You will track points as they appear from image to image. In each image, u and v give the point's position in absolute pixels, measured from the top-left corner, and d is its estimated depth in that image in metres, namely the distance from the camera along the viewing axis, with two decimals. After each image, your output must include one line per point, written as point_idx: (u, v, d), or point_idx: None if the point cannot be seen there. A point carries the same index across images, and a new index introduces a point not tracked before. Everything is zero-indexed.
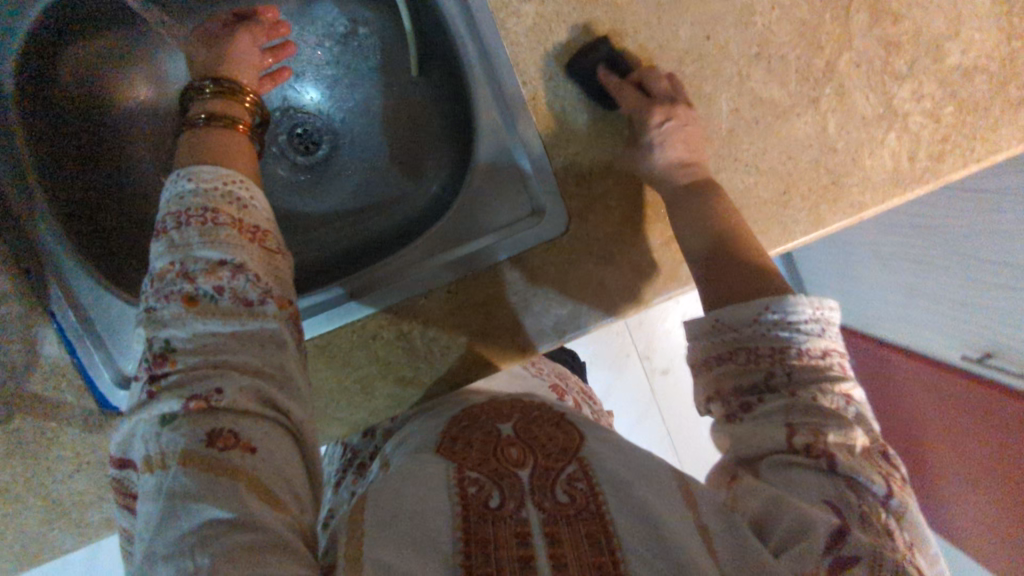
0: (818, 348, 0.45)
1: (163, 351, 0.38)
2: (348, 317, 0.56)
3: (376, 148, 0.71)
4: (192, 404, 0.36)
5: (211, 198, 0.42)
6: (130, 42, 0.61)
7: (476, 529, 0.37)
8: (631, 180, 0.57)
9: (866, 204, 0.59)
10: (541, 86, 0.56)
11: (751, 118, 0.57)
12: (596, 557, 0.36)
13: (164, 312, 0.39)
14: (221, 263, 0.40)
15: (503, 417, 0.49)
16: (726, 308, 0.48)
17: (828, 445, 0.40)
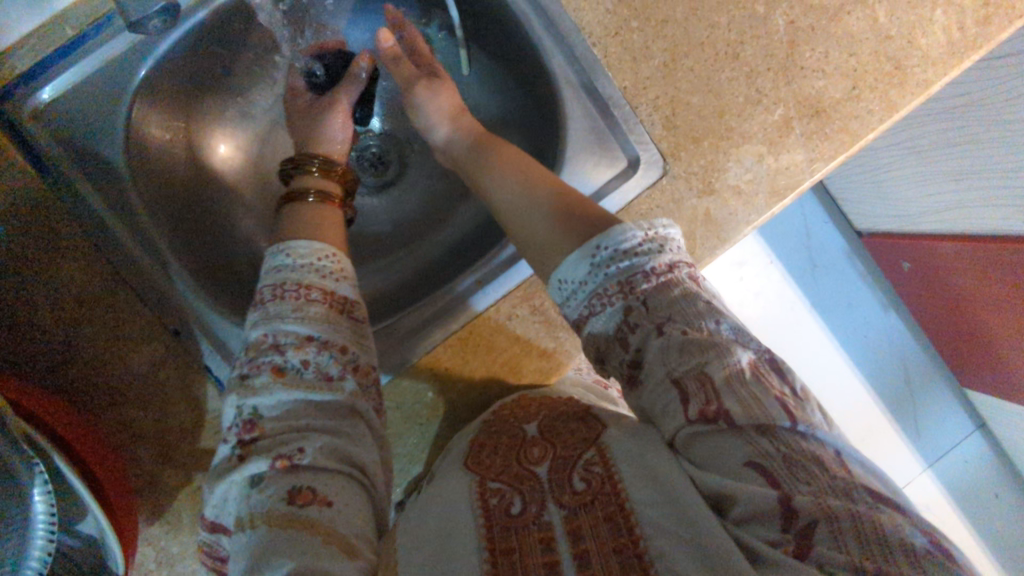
0: (665, 263, 0.45)
1: (251, 418, 0.42)
2: (480, 308, 0.58)
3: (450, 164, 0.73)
4: (278, 463, 0.39)
5: (302, 274, 0.47)
6: (216, 96, 0.63)
7: (501, 540, 0.40)
8: (712, 108, 0.59)
9: (932, 81, 0.62)
10: (610, 41, 0.58)
11: (807, 25, 0.60)
12: (617, 541, 0.39)
13: (257, 381, 0.43)
14: (308, 339, 0.44)
15: (530, 416, 0.52)
16: (566, 267, 0.47)
17: (720, 396, 0.38)
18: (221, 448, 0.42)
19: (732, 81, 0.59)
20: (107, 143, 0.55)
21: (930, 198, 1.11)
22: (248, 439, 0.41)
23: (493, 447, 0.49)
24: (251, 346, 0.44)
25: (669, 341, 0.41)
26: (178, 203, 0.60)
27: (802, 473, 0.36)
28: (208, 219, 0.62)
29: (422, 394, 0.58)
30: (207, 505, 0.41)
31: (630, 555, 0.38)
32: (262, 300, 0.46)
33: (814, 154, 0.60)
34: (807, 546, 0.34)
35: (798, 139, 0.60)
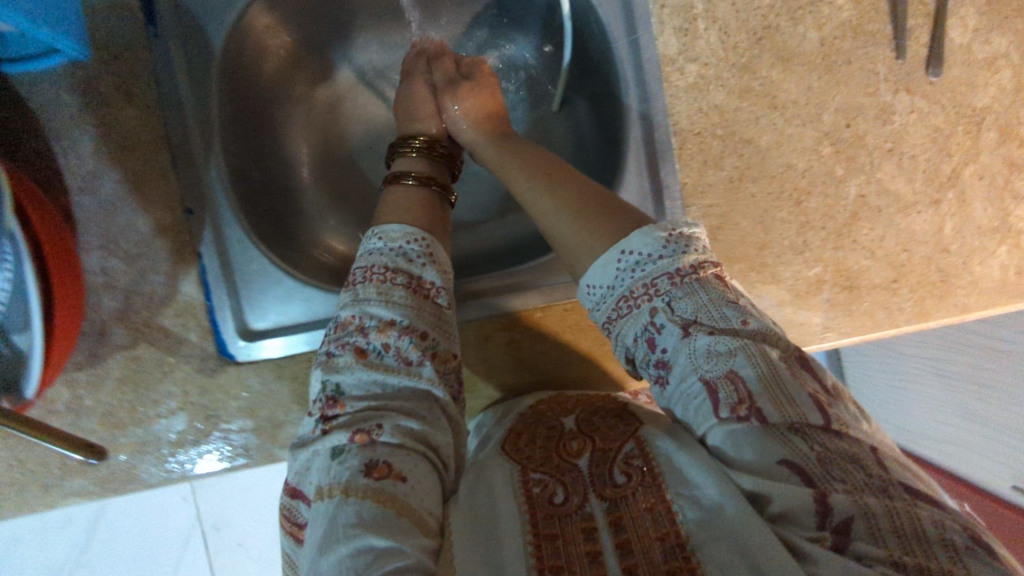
0: (689, 265, 0.45)
1: (334, 395, 0.46)
2: (465, 317, 0.61)
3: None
4: (357, 438, 0.43)
5: (392, 258, 0.50)
6: (324, 32, 0.67)
7: (545, 525, 0.42)
8: (755, 240, 0.60)
9: (969, 307, 0.62)
10: (690, 137, 0.59)
11: (874, 206, 0.61)
12: (659, 531, 0.39)
13: (342, 359, 0.47)
14: (390, 324, 0.48)
15: (568, 411, 0.54)
16: (592, 270, 0.49)
17: (755, 400, 0.40)
18: (306, 421, 0.47)
19: (783, 223, 0.60)
20: (214, 25, 0.58)
21: (935, 426, 1.08)
22: (331, 415, 0.45)
23: (530, 437, 0.51)
24: (340, 324, 0.49)
25: (694, 346, 0.43)
26: (250, 104, 0.63)
27: (837, 469, 0.37)
28: (267, 132, 0.65)
29: None
30: (294, 463, 0.46)
31: (672, 545, 0.38)
32: (354, 281, 0.50)
33: (831, 323, 0.61)
34: (845, 542, 0.35)
35: (823, 303, 0.61)
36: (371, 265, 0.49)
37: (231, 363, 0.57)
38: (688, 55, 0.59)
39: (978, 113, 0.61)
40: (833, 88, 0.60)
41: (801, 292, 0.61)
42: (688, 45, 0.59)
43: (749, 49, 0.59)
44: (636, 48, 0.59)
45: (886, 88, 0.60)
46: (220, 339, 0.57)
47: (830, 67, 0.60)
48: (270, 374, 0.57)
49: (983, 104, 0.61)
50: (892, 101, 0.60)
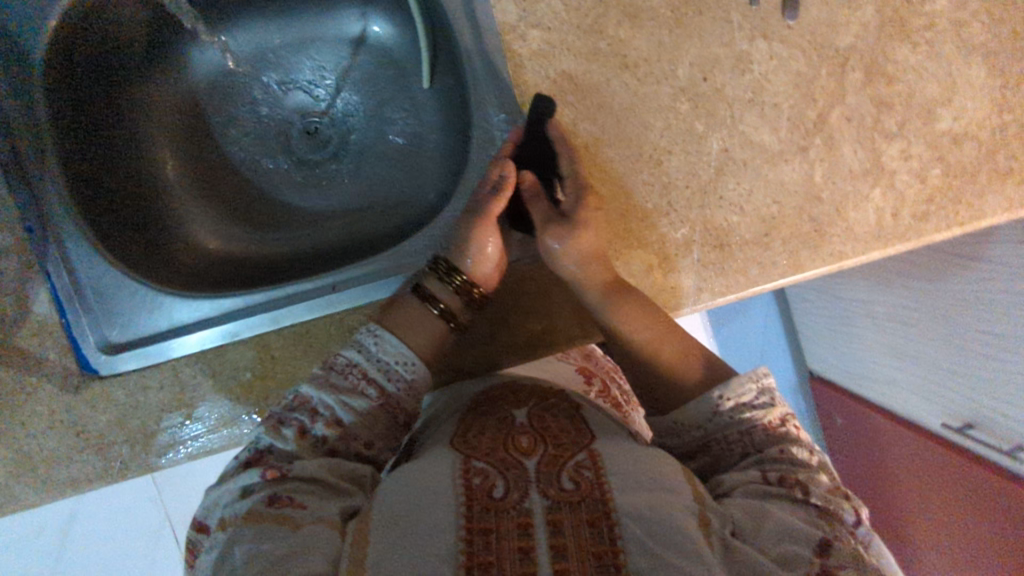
0: (776, 418, 0.49)
1: (262, 452, 0.46)
2: (329, 309, 0.58)
3: (374, 168, 0.70)
4: (268, 473, 0.43)
5: (373, 367, 0.50)
6: (167, 33, 0.66)
7: (479, 519, 0.38)
8: (618, 205, 0.59)
9: (846, 255, 0.61)
10: (539, 106, 0.57)
11: (739, 159, 0.59)
12: (597, 547, 0.37)
13: (283, 434, 0.46)
14: (338, 421, 0.47)
15: (522, 404, 0.52)
16: (682, 412, 0.50)
17: (799, 481, 0.44)
18: (231, 460, 0.47)
19: (646, 185, 0.59)
20: (31, 41, 0.56)
21: (876, 366, 1.09)
22: (252, 461, 0.45)
23: (479, 430, 0.48)
24: (296, 399, 0.48)
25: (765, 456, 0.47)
26: (99, 118, 0.62)
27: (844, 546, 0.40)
28: (124, 144, 0.64)
29: (240, 370, 0.58)
30: (203, 501, 0.46)
31: (607, 564, 0.36)
32: (329, 364, 0.50)
33: (705, 283, 0.60)
34: None
35: (695, 264, 0.60)
36: (345, 360, 0.50)
37: (96, 378, 0.57)
38: (529, 21, 0.57)
39: (841, 54, 0.59)
40: (686, 41, 0.58)
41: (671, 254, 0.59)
42: (528, 11, 0.57)
43: (593, 9, 0.57)
44: (473, 17, 0.57)
45: (742, 37, 0.58)
46: (80, 354, 0.56)
47: (680, 19, 0.57)
48: (136, 386, 0.57)
49: (845, 44, 0.59)
50: (749, 49, 0.58)
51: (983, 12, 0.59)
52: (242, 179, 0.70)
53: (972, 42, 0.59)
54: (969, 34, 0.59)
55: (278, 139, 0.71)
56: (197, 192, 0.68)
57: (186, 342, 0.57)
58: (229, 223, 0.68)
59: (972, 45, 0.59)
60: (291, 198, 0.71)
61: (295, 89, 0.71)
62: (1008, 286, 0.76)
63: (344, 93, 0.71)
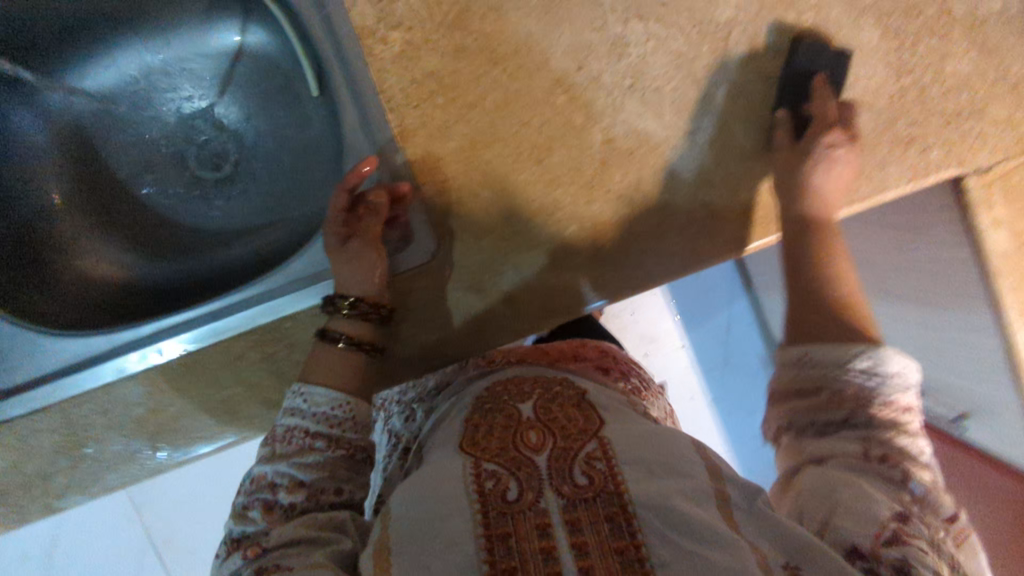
0: (901, 404, 0.51)
1: (238, 537, 0.46)
2: (211, 339, 0.57)
3: (272, 184, 0.69)
4: (249, 553, 0.44)
5: (312, 422, 0.50)
6: (34, 66, 0.62)
7: (496, 523, 0.40)
8: (502, 207, 0.57)
9: (744, 239, 0.59)
10: (409, 111, 0.55)
11: (625, 149, 0.57)
12: (618, 541, 0.39)
13: (250, 514, 0.47)
14: (300, 483, 0.47)
15: (524, 395, 0.51)
16: (816, 347, 0.53)
17: (902, 463, 0.48)
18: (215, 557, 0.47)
19: (530, 183, 0.57)
20: None
21: None
22: (235, 546, 0.46)
23: (487, 427, 0.48)
24: (253, 479, 0.48)
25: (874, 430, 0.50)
26: None
27: (923, 529, 0.43)
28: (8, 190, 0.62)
29: (130, 407, 0.57)
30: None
31: (630, 558, 0.38)
32: (271, 436, 0.50)
33: (600, 280, 0.58)
34: (895, 540, 0.41)
35: (587, 261, 0.58)
36: (289, 426, 0.49)
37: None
38: (388, 22, 0.53)
39: (722, 28, 0.56)
40: (556, 29, 0.55)
41: (562, 254, 0.58)
42: (386, 11, 0.53)
43: (453, 3, 0.54)
44: (328, 22, 0.54)
45: (616, 20, 0.55)
46: None
47: (547, 7, 0.54)
48: (26, 431, 0.57)
49: (725, 17, 0.55)
50: (624, 32, 0.55)
51: None
52: (142, 208, 0.69)
53: (863, 3, 0.56)
54: None
55: (174, 161, 0.70)
56: (99, 228, 0.66)
57: (73, 379, 0.56)
58: (136, 254, 0.67)
59: (864, 7, 0.56)
60: (193, 221, 0.69)
61: (183, 107, 0.69)
62: (933, 255, 0.69)
63: (233, 107, 0.69)
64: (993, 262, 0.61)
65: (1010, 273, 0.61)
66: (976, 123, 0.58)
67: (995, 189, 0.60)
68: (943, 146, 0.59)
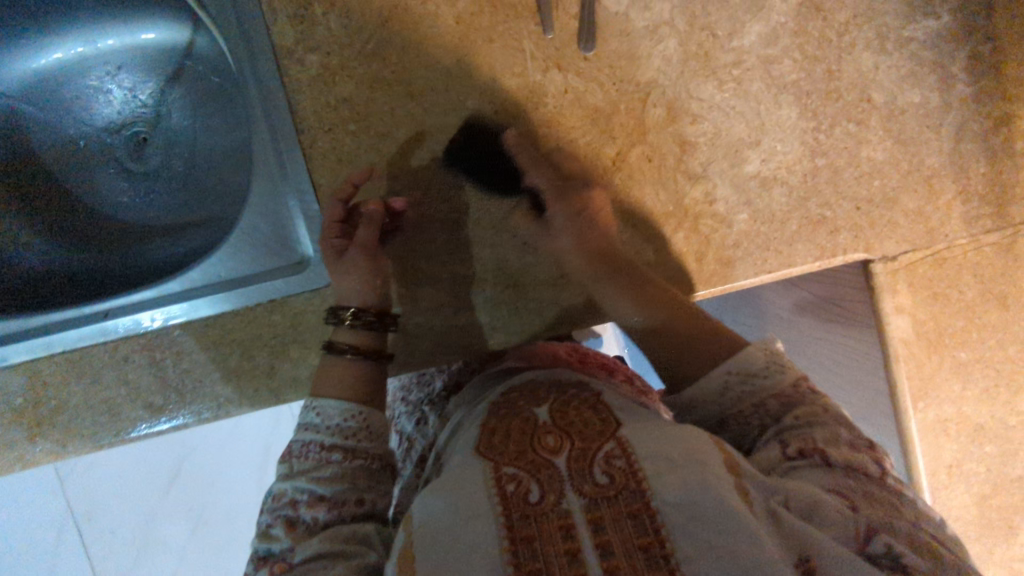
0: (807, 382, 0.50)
1: (265, 553, 0.44)
2: (102, 336, 0.57)
3: (197, 183, 0.68)
4: (274, 568, 0.42)
5: (328, 436, 0.48)
6: None
7: (520, 527, 0.39)
8: (405, 239, 0.57)
9: None
10: (320, 135, 0.55)
11: (534, 197, 0.57)
12: (642, 539, 0.37)
13: (274, 533, 0.44)
14: (320, 497, 0.45)
15: (540, 399, 0.50)
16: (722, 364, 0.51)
17: (820, 443, 0.45)
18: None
19: (434, 219, 0.57)
20: None
21: None
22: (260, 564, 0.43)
23: (504, 432, 0.46)
24: (273, 496, 0.46)
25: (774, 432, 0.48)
26: None
27: (874, 503, 0.41)
28: None
29: (10, 395, 0.57)
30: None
31: (655, 554, 0.36)
32: (288, 454, 0.48)
33: (496, 323, 0.58)
34: (874, 533, 0.38)
35: (485, 303, 0.58)
36: (304, 444, 0.48)
37: None
38: (308, 45, 0.54)
39: (641, 88, 0.56)
40: (476, 69, 0.55)
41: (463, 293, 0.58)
42: (307, 34, 0.54)
43: (375, 34, 0.54)
44: (246, 35, 0.54)
45: (536, 68, 0.55)
46: None
47: (469, 46, 0.55)
48: None
49: (646, 78, 0.56)
50: (543, 81, 0.56)
51: (797, 49, 0.56)
52: (67, 193, 0.68)
53: (784, 81, 0.57)
54: (781, 72, 0.57)
55: (104, 151, 0.69)
56: (20, 214, 0.65)
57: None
58: (57, 240, 0.66)
59: (784, 84, 0.57)
60: (123, 209, 0.69)
61: (115, 98, 0.69)
62: (857, 337, 0.67)
63: (165, 102, 0.69)
64: (891, 345, 0.61)
65: (907, 362, 0.62)
66: (887, 211, 0.59)
67: (900, 279, 0.60)
68: (854, 230, 0.59)
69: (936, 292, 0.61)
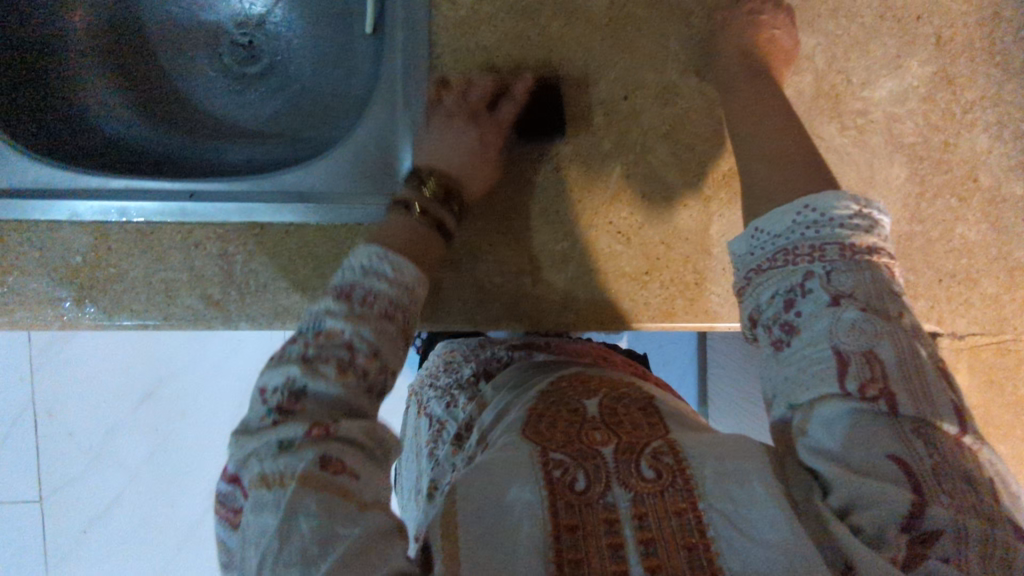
0: (866, 245, 0.39)
1: (296, 393, 0.37)
2: (180, 215, 0.55)
3: (298, 98, 0.67)
4: (314, 431, 0.35)
5: (401, 299, 0.42)
6: None
7: (563, 515, 0.33)
8: (506, 197, 0.56)
9: (720, 315, 0.59)
10: (453, 75, 0.56)
11: (639, 190, 0.57)
12: (686, 538, 0.32)
13: (316, 371, 0.38)
14: (373, 355, 0.40)
15: (589, 391, 0.44)
16: (767, 217, 0.42)
17: (890, 386, 0.35)
18: (256, 407, 0.38)
19: (536, 189, 0.57)
20: None
21: None
22: (288, 412, 0.37)
23: (550, 419, 0.39)
24: (322, 333, 0.39)
25: (839, 317, 0.36)
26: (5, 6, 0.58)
27: (949, 484, 0.32)
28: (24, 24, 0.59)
29: (70, 252, 0.55)
30: (234, 449, 0.37)
31: (699, 555, 0.31)
32: (350, 293, 0.41)
33: (570, 301, 0.57)
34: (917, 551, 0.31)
35: (563, 282, 0.57)
36: (378, 290, 0.41)
37: None
38: None
39: None
40: (616, 53, 0.56)
41: (545, 265, 0.57)
42: None
43: None
44: None
45: (675, 68, 0.56)
46: None
47: (615, 29, 0.56)
48: None
49: None
50: (678, 81, 0.57)
51: (921, 114, 0.58)
52: (161, 72, 0.67)
53: (902, 141, 0.58)
54: (901, 132, 0.58)
55: (209, 41, 0.68)
56: (117, 88, 0.65)
57: (31, 204, 0.54)
58: (145, 119, 0.66)
59: (901, 144, 0.58)
60: (211, 98, 0.68)
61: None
62: None
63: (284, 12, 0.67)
64: None
65: None
66: (965, 291, 0.60)
67: (962, 358, 0.61)
68: (931, 300, 0.59)
69: (992, 379, 0.63)
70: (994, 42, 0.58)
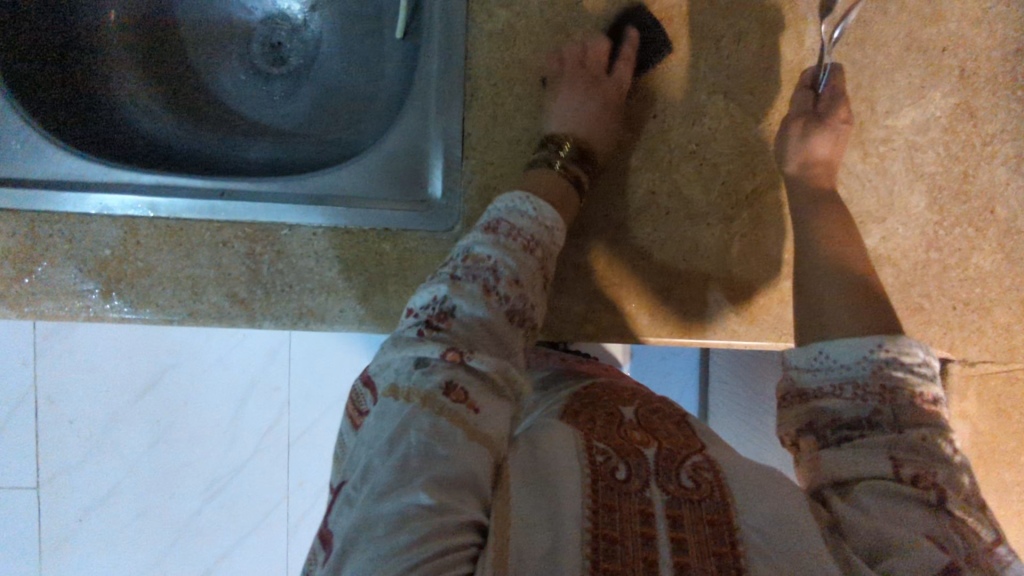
0: (932, 395, 0.40)
1: (447, 312, 0.40)
2: (208, 213, 0.56)
3: (325, 101, 0.68)
4: (451, 355, 0.38)
5: (535, 232, 0.46)
6: None
7: (602, 494, 0.34)
8: None
9: (738, 333, 0.59)
10: (485, 86, 0.57)
11: (663, 206, 0.58)
12: (716, 547, 0.33)
13: (463, 288, 0.41)
14: (516, 280, 0.43)
15: (625, 400, 0.47)
16: (840, 344, 0.43)
17: (937, 482, 0.36)
18: (406, 320, 0.42)
19: None
20: None
21: None
22: (436, 326, 0.40)
23: (587, 416, 0.43)
24: (472, 256, 0.43)
25: (899, 440, 0.38)
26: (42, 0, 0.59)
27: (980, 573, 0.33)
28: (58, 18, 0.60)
29: (99, 246, 0.55)
30: (379, 356, 0.41)
31: (728, 565, 0.32)
32: (494, 227, 0.45)
33: (590, 315, 0.58)
34: None
35: (584, 295, 0.58)
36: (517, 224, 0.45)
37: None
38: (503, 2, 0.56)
39: None
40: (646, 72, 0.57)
41: (570, 277, 0.58)
42: None
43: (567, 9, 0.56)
44: None
45: (703, 88, 0.57)
46: None
47: (646, 49, 0.57)
48: None
49: None
50: (706, 101, 0.58)
51: (942, 145, 0.59)
52: (190, 69, 0.68)
53: (922, 170, 0.59)
54: (922, 161, 0.59)
55: (238, 40, 0.69)
56: (145, 83, 0.66)
57: (63, 198, 0.55)
58: (173, 116, 0.66)
59: (921, 173, 0.59)
60: (239, 97, 0.69)
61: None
62: None
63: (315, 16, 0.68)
64: None
65: None
66: (978, 319, 0.61)
67: (971, 385, 0.62)
68: (944, 327, 0.60)
69: (998, 408, 0.64)
70: (1016, 77, 0.59)
